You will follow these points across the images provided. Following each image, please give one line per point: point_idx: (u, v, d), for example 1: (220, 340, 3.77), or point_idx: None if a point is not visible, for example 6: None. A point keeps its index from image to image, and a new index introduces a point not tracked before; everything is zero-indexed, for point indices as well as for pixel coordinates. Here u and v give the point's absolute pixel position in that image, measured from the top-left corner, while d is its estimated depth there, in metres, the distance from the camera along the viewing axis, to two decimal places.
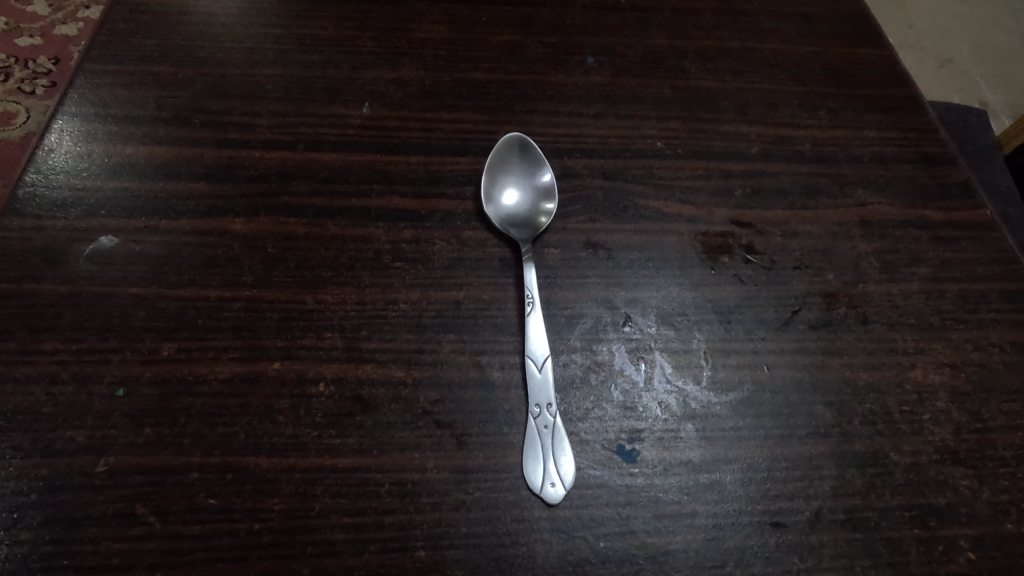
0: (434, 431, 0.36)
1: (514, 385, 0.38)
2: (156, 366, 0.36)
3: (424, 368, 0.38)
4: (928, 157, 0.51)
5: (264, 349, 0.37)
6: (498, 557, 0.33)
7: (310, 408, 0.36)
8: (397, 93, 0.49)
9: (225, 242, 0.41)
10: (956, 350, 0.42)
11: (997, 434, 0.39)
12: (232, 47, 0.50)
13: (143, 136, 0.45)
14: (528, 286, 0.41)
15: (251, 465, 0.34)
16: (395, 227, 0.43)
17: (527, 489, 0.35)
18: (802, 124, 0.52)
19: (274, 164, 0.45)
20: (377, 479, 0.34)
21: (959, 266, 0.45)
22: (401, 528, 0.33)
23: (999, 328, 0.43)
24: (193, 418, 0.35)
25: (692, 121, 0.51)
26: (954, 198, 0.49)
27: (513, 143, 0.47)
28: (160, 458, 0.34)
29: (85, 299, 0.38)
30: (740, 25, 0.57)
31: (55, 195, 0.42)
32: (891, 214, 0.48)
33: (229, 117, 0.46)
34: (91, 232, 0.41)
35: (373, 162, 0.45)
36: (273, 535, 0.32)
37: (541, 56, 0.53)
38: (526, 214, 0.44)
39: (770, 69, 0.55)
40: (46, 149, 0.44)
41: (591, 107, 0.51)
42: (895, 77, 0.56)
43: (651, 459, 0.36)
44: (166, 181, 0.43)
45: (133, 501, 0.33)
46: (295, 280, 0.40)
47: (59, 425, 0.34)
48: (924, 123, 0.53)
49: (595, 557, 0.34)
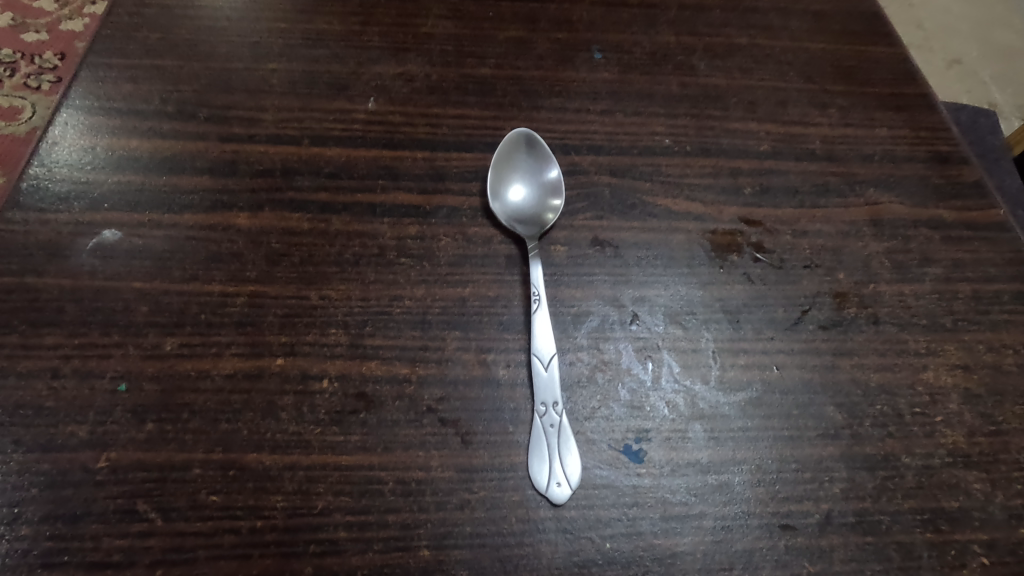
0: (439, 429, 0.35)
1: (519, 383, 0.37)
2: (158, 361, 0.36)
3: (429, 365, 0.37)
4: (940, 156, 0.51)
5: (268, 345, 0.37)
6: (503, 557, 0.33)
7: (314, 405, 0.35)
8: (403, 88, 0.49)
9: (229, 237, 0.40)
10: (969, 352, 0.41)
11: (1011, 437, 0.38)
12: (237, 41, 0.49)
13: (147, 130, 0.45)
14: (534, 284, 0.40)
15: (254, 462, 0.34)
16: (400, 223, 0.42)
17: (533, 489, 0.34)
18: (811, 122, 0.51)
19: (279, 159, 0.44)
20: (381, 478, 0.34)
21: (972, 266, 0.45)
22: (404, 527, 0.33)
23: (1012, 330, 0.42)
24: (196, 415, 0.35)
25: (700, 118, 0.50)
26: (966, 197, 0.48)
27: (519, 139, 0.47)
28: (162, 454, 0.33)
29: (88, 293, 0.38)
30: (749, 22, 0.57)
31: (58, 189, 0.41)
32: (903, 213, 0.47)
33: (233, 111, 0.46)
34: (94, 226, 0.40)
35: (378, 158, 0.45)
36: (276, 534, 0.32)
37: (548, 52, 0.52)
38: (531, 211, 0.43)
39: (780, 67, 0.54)
40: (50, 142, 0.43)
41: (598, 104, 0.50)
42: (906, 75, 0.55)
43: (659, 460, 0.36)
44: (170, 175, 0.43)
45: (136, 497, 0.32)
46: (299, 276, 0.40)
47: (61, 420, 0.34)
48: (936, 122, 0.53)
49: (601, 558, 0.33)
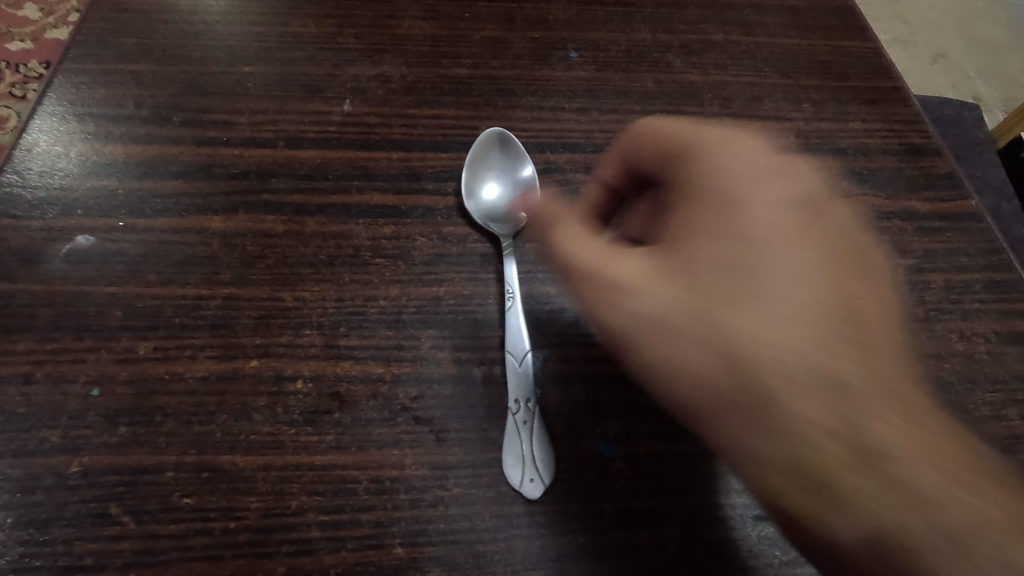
0: (413, 427, 0.35)
1: (493, 380, 0.37)
2: (131, 365, 0.36)
3: (403, 364, 0.37)
4: (913, 149, 0.52)
5: (242, 347, 0.37)
6: (477, 553, 0.33)
7: (288, 406, 0.35)
8: (379, 89, 0.49)
9: (204, 240, 0.41)
10: (940, 341, 0.42)
11: (982, 425, 0.39)
12: (212, 45, 0.49)
13: (122, 135, 0.45)
14: (508, 281, 0.41)
15: (228, 464, 0.34)
16: (375, 223, 0.42)
17: (506, 485, 0.34)
18: (786, 117, 0.52)
19: (255, 162, 0.44)
20: (355, 477, 0.34)
21: (944, 256, 0.46)
22: (378, 525, 0.33)
23: (984, 319, 0.43)
24: (169, 418, 0.35)
25: (675, 114, 0.51)
26: (940, 189, 0.50)
27: (493, 138, 0.47)
28: (135, 458, 0.33)
29: (61, 299, 0.38)
30: (724, 19, 0.57)
31: (32, 195, 0.41)
32: (875, 205, 0.48)
33: (209, 115, 0.46)
34: (67, 231, 0.40)
35: (354, 159, 0.45)
36: (249, 534, 0.32)
37: (523, 52, 0.53)
38: (506, 208, 0.44)
39: (754, 63, 0.55)
40: (24, 149, 0.43)
41: (574, 102, 0.50)
42: (879, 69, 0.56)
43: (632, 454, 0.36)
44: (144, 179, 0.43)
45: (108, 500, 0.32)
46: (274, 277, 0.40)
47: (33, 425, 0.34)
48: (911, 115, 0.54)
49: (574, 552, 0.33)
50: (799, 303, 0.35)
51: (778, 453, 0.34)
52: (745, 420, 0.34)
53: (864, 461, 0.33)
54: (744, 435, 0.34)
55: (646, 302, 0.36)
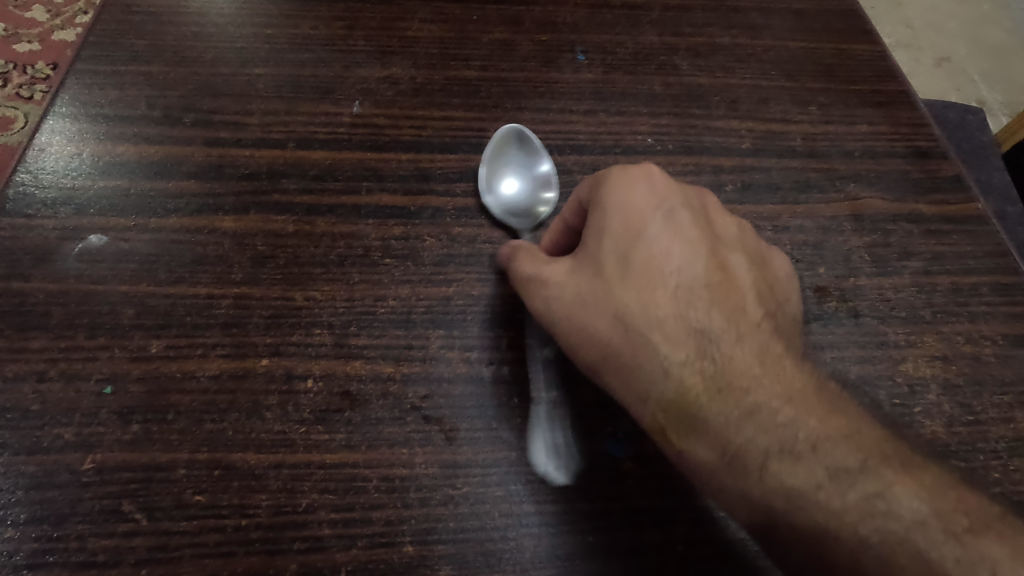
0: (423, 426, 0.36)
1: (503, 379, 0.38)
2: (144, 363, 0.36)
3: (413, 364, 0.37)
4: (919, 152, 0.52)
5: (253, 345, 0.37)
6: (486, 551, 0.33)
7: (299, 404, 0.36)
8: (388, 91, 0.49)
9: (215, 240, 0.41)
10: (947, 343, 0.42)
11: (990, 426, 0.39)
12: (222, 47, 0.50)
13: (134, 136, 0.45)
14: None
15: (239, 461, 0.34)
16: (385, 224, 0.43)
17: (516, 484, 0.35)
18: (792, 119, 0.52)
19: (265, 162, 0.45)
20: (365, 475, 0.34)
21: (951, 259, 0.46)
22: (389, 523, 0.33)
23: (991, 321, 0.44)
24: (181, 415, 0.35)
25: (683, 117, 0.51)
26: (947, 192, 0.50)
27: (510, 133, 0.47)
28: (148, 455, 0.34)
29: (74, 297, 0.38)
30: (732, 22, 0.57)
31: (45, 195, 0.42)
32: (882, 208, 0.48)
33: (220, 116, 0.47)
34: (80, 231, 0.41)
35: (364, 160, 0.45)
36: (261, 531, 0.32)
37: (531, 54, 0.53)
38: (521, 208, 0.45)
39: (761, 66, 0.55)
40: (37, 149, 0.44)
41: (582, 104, 0.51)
42: (885, 72, 0.56)
43: (640, 454, 0.36)
44: (156, 179, 0.43)
45: (121, 497, 0.33)
46: (285, 277, 0.40)
47: (47, 422, 0.34)
48: (917, 118, 0.54)
49: (583, 551, 0.34)
50: (691, 284, 0.36)
51: (693, 432, 0.34)
52: (659, 398, 0.34)
53: (774, 428, 0.33)
54: (659, 411, 0.35)
55: (562, 296, 0.37)
